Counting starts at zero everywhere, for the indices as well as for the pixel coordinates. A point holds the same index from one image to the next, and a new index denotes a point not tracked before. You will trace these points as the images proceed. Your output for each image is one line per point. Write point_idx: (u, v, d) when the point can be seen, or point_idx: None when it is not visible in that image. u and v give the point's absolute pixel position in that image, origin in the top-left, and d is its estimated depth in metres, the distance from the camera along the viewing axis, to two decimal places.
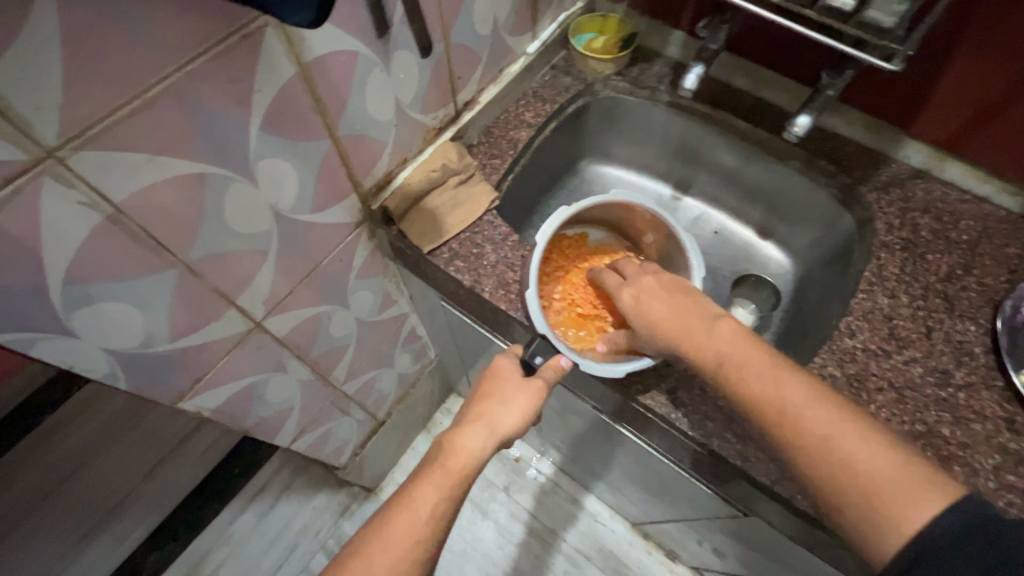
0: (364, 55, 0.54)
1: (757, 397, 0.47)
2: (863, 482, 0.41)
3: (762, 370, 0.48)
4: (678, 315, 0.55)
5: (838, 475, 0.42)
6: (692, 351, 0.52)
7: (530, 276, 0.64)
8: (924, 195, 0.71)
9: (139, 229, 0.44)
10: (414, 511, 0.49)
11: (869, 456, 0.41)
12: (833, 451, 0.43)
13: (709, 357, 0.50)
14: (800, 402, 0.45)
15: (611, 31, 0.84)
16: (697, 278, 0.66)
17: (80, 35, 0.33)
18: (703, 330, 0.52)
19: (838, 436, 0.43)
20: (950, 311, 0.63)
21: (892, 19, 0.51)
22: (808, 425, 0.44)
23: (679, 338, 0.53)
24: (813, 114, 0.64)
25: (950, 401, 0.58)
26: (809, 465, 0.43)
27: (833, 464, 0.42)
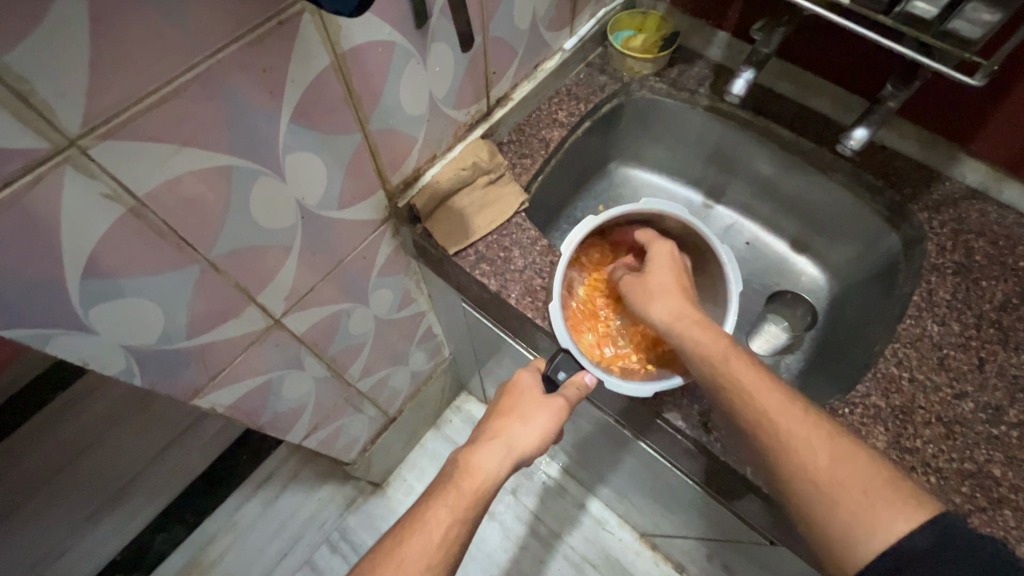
0: (401, 46, 0.51)
1: (762, 390, 0.49)
2: (855, 481, 0.43)
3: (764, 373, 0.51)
4: (690, 305, 0.57)
5: (832, 467, 0.44)
6: (698, 337, 0.54)
7: (556, 286, 0.61)
8: (980, 216, 0.67)
9: (161, 223, 0.42)
10: (426, 534, 0.48)
11: (862, 461, 0.44)
12: (830, 450, 0.45)
13: (721, 343, 0.53)
14: (801, 404, 0.48)
15: (651, 28, 0.81)
16: (734, 290, 0.62)
17: (112, 17, 0.31)
18: (711, 322, 0.56)
19: (835, 438, 0.46)
20: (1004, 343, 0.60)
21: (981, 31, 0.48)
22: (807, 423, 0.46)
23: (688, 322, 0.56)
24: (872, 128, 0.62)
25: (1002, 439, 0.55)
26: (802, 458, 0.45)
27: (829, 461, 0.44)
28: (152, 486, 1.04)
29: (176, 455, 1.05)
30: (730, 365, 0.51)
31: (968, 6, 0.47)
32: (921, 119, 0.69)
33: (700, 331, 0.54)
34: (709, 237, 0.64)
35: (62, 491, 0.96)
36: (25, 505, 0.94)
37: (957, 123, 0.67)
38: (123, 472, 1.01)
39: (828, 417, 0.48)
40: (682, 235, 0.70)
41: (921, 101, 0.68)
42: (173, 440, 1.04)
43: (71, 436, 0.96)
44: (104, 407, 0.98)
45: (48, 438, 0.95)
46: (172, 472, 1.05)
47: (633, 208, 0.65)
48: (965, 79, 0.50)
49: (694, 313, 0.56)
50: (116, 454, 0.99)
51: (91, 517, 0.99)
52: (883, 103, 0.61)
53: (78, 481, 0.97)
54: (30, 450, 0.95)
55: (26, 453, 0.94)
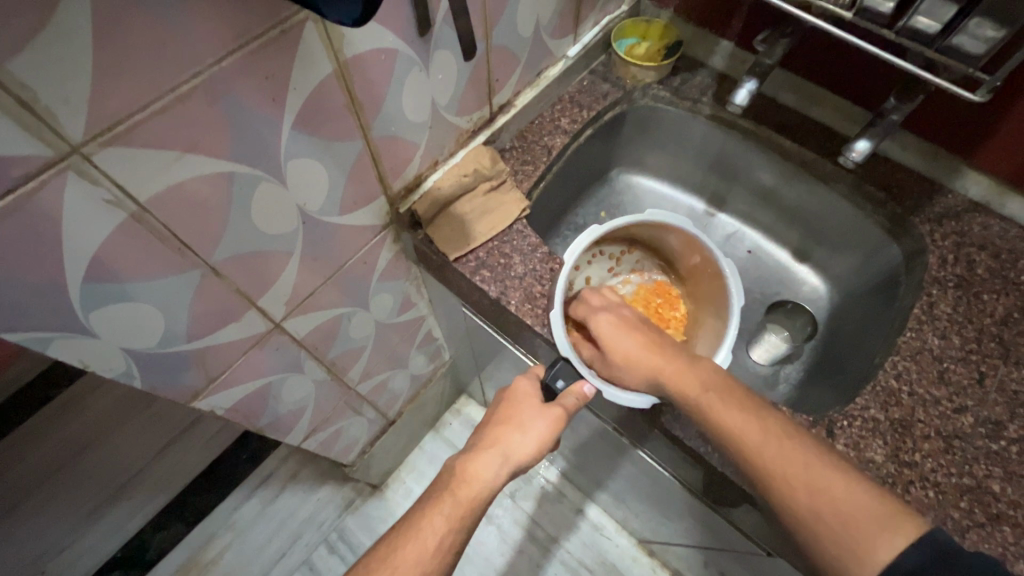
0: (404, 55, 0.51)
1: (738, 426, 0.49)
2: (839, 514, 0.43)
3: (741, 404, 0.50)
4: (657, 347, 0.57)
5: (815, 505, 0.44)
6: (672, 381, 0.54)
7: (559, 294, 0.61)
8: (981, 229, 0.67)
9: (162, 228, 0.42)
10: (421, 544, 0.48)
11: (843, 489, 0.44)
12: (810, 483, 0.45)
13: (693, 384, 0.52)
14: (778, 436, 0.47)
15: (655, 37, 0.81)
16: (736, 306, 0.63)
17: (115, 26, 0.31)
18: (682, 359, 0.55)
19: (814, 470, 0.45)
20: (1005, 357, 0.60)
21: (983, 47, 0.48)
22: (785, 457, 0.46)
23: (665, 369, 0.54)
24: (873, 140, 0.63)
25: (1001, 455, 0.54)
26: (786, 495, 0.45)
27: (811, 495, 0.44)
28: (154, 482, 1.03)
29: (176, 453, 1.03)
30: (706, 404, 0.51)
31: (971, 22, 0.47)
32: (924, 132, 0.69)
33: (678, 373, 0.54)
34: (714, 250, 0.64)
35: (61, 493, 0.93)
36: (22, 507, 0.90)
37: (960, 136, 0.67)
38: (125, 468, 0.98)
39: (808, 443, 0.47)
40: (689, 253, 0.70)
41: (924, 113, 0.68)
42: (175, 438, 1.01)
43: (67, 439, 0.91)
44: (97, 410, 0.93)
45: (38, 442, 0.90)
46: (173, 469, 1.04)
47: (633, 219, 0.64)
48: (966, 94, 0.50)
49: (666, 356, 0.56)
50: (116, 451, 0.95)
51: (92, 513, 0.97)
52: (885, 115, 0.61)
53: (79, 482, 0.94)
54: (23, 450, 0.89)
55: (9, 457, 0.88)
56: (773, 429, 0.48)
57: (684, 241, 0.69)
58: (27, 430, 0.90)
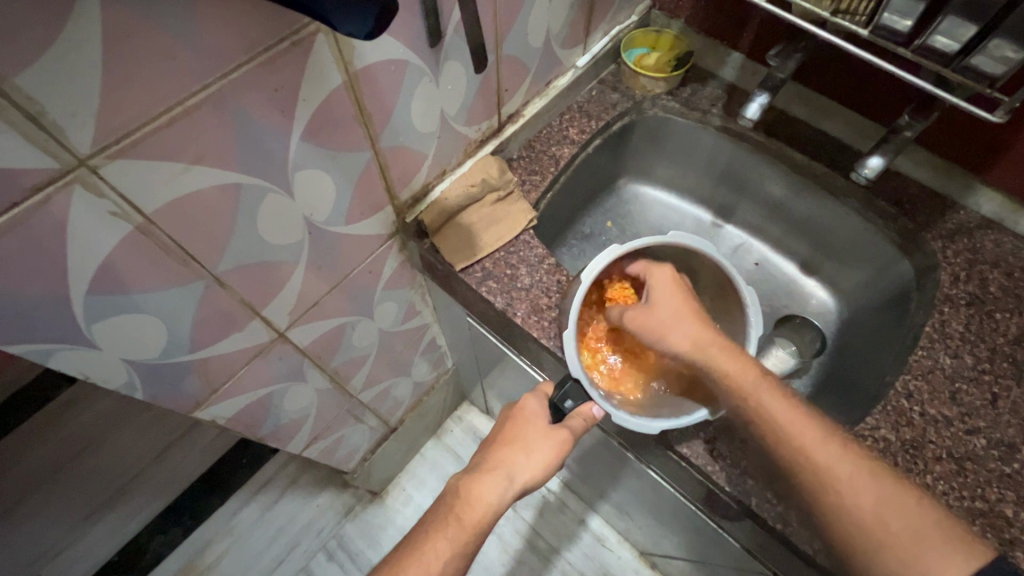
0: (413, 64, 0.51)
1: (799, 427, 0.47)
2: (902, 523, 0.43)
3: (798, 405, 0.49)
4: (704, 322, 0.56)
5: (879, 514, 0.43)
6: (718, 363, 0.53)
7: (571, 314, 0.59)
8: (994, 246, 0.66)
9: (168, 240, 0.42)
10: (423, 567, 0.47)
11: (906, 501, 0.44)
12: (873, 491, 0.44)
13: (747, 375, 0.51)
14: (840, 441, 0.47)
15: (665, 47, 0.81)
16: (754, 336, 0.61)
17: (122, 40, 0.31)
18: (732, 349, 0.54)
19: (878, 479, 0.45)
20: (1019, 378, 0.59)
21: (1002, 68, 0.47)
22: (849, 465, 0.45)
23: (712, 349, 0.54)
24: (886, 156, 0.62)
25: (1015, 478, 0.54)
26: (851, 501, 0.44)
27: (876, 505, 0.44)
28: (151, 489, 1.03)
29: (171, 461, 1.04)
30: (761, 402, 0.50)
31: (990, 43, 0.46)
32: (936, 147, 0.68)
33: (725, 358, 0.53)
34: (732, 273, 0.63)
35: (68, 486, 0.96)
36: (35, 493, 0.95)
37: (972, 153, 0.66)
38: (118, 474, 1.00)
39: (867, 452, 0.46)
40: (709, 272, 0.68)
41: (936, 129, 0.67)
42: (172, 442, 1.04)
43: (68, 437, 0.96)
44: (94, 412, 0.99)
45: (54, 436, 0.96)
46: (169, 474, 1.04)
47: (650, 241, 0.62)
48: (985, 114, 0.50)
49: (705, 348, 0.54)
50: (118, 452, 0.99)
51: (92, 514, 0.98)
52: (898, 132, 0.61)
53: (96, 476, 0.98)
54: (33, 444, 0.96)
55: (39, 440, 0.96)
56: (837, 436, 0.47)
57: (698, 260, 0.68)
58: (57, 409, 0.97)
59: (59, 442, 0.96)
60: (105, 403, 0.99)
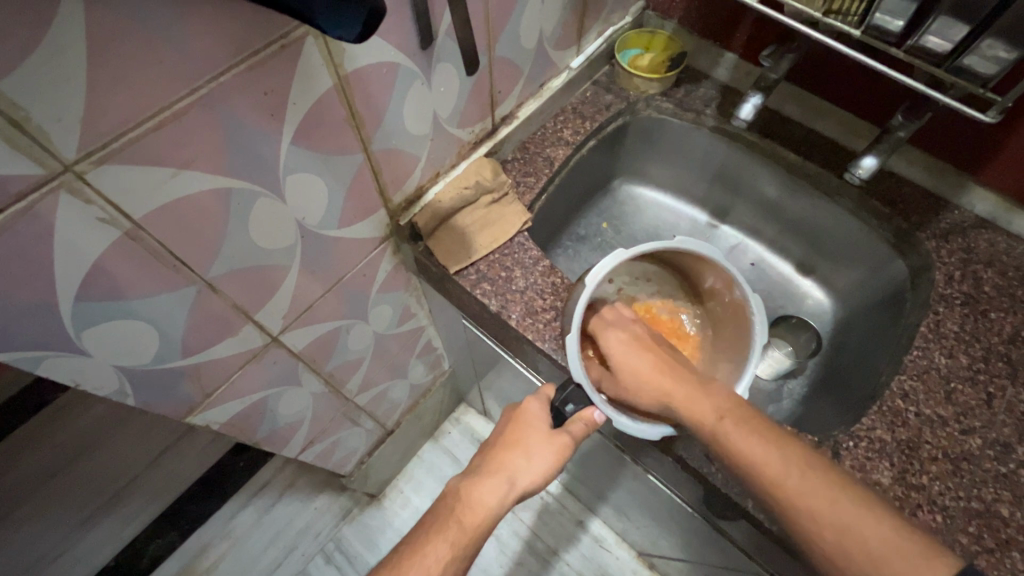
0: (404, 67, 0.51)
1: (757, 457, 0.48)
2: (866, 546, 0.42)
3: (756, 433, 0.49)
4: (667, 371, 0.58)
5: (840, 540, 0.43)
6: (682, 408, 0.54)
7: (575, 318, 0.58)
8: (988, 245, 0.66)
9: (158, 245, 0.41)
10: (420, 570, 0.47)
11: (870, 523, 0.43)
12: (833, 515, 0.44)
13: (708, 413, 0.52)
14: (797, 466, 0.46)
15: (658, 48, 0.81)
16: (757, 343, 0.61)
17: (107, 44, 0.31)
18: (700, 390, 0.55)
19: (839, 499, 0.44)
20: (1013, 378, 0.59)
21: (995, 67, 0.47)
22: (807, 488, 0.45)
23: (675, 393, 0.55)
24: (880, 157, 0.62)
25: (1010, 478, 0.54)
26: (811, 525, 0.45)
27: (833, 526, 0.44)
28: (149, 492, 1.02)
29: (169, 463, 1.03)
30: (725, 431, 0.50)
31: (983, 43, 0.46)
32: (930, 148, 0.68)
33: (693, 399, 0.54)
34: (738, 277, 0.62)
35: (65, 490, 0.95)
36: (29, 499, 0.92)
37: (966, 152, 0.66)
38: (117, 476, 0.99)
39: (829, 473, 0.46)
40: (715, 280, 0.68)
41: (929, 129, 0.67)
42: (170, 444, 1.02)
43: (59, 445, 0.94)
44: (77, 424, 0.95)
45: (40, 443, 0.93)
46: (167, 477, 1.03)
47: (659, 245, 0.61)
48: (977, 114, 0.50)
49: (674, 391, 0.55)
50: (113, 455, 0.98)
51: (89, 518, 0.97)
52: (892, 132, 0.61)
53: (90, 479, 0.96)
54: (27, 451, 0.93)
55: (35, 448, 0.93)
56: (792, 461, 0.47)
57: (702, 264, 0.68)
58: (35, 425, 0.93)
59: (49, 448, 0.93)
60: (93, 412, 0.96)
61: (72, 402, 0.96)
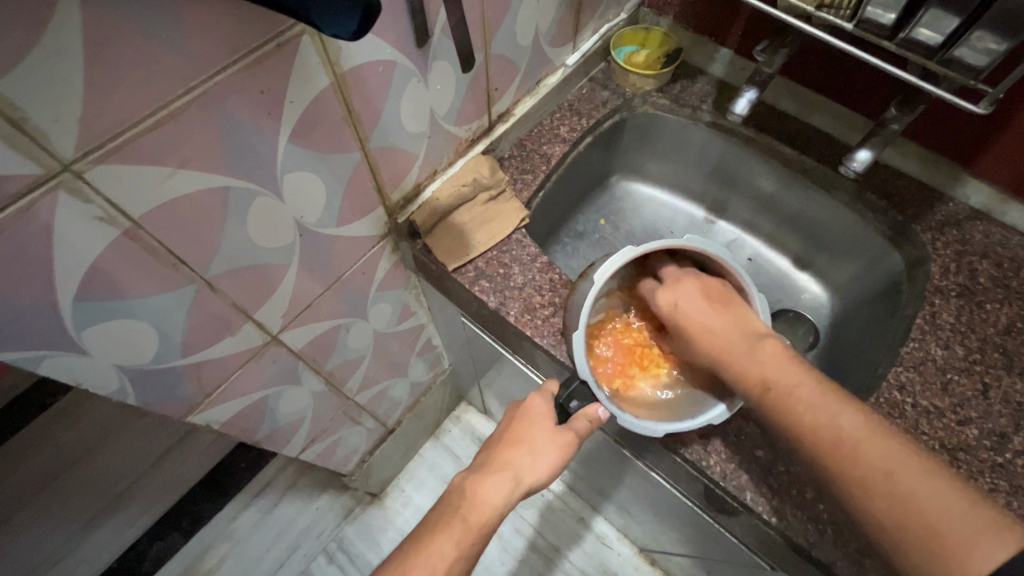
0: (401, 65, 0.51)
1: (812, 419, 0.45)
2: (928, 513, 0.39)
3: (813, 394, 0.46)
4: (721, 327, 0.55)
5: (898, 506, 0.40)
6: (735, 371, 0.51)
7: (581, 320, 0.58)
8: (983, 237, 0.67)
9: (157, 244, 0.41)
10: (421, 564, 0.47)
11: (933, 490, 0.39)
12: (892, 479, 0.40)
13: (757, 380, 0.49)
14: (856, 428, 0.43)
15: (654, 44, 0.80)
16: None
17: (103, 45, 0.31)
18: (756, 343, 0.52)
19: (897, 470, 0.41)
20: (1009, 368, 0.59)
21: (985, 59, 0.47)
22: (861, 457, 0.42)
23: (729, 349, 0.53)
24: (873, 150, 0.63)
25: (1007, 468, 0.54)
26: (866, 492, 0.41)
27: (894, 500, 0.40)
28: (151, 493, 1.02)
29: (170, 466, 1.02)
30: (773, 400, 0.48)
31: (973, 34, 0.46)
32: (926, 140, 0.69)
33: (749, 354, 0.51)
34: (744, 278, 0.60)
35: (67, 494, 0.93)
36: (28, 504, 0.89)
37: (960, 144, 0.66)
38: (117, 480, 0.97)
39: (892, 436, 0.42)
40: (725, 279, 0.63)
41: (924, 122, 0.68)
42: (173, 445, 1.01)
43: (63, 447, 0.91)
44: (79, 427, 0.92)
45: (41, 446, 0.90)
46: (169, 478, 1.03)
47: (665, 244, 0.60)
48: (970, 106, 0.50)
49: (729, 343, 0.53)
50: (113, 459, 0.95)
51: (91, 520, 0.96)
52: (886, 124, 0.61)
53: (91, 482, 0.94)
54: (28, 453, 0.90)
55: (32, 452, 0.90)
56: (850, 422, 0.43)
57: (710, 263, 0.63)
58: (32, 432, 0.90)
59: (50, 450, 0.90)
60: (96, 414, 0.93)
61: (75, 403, 0.93)
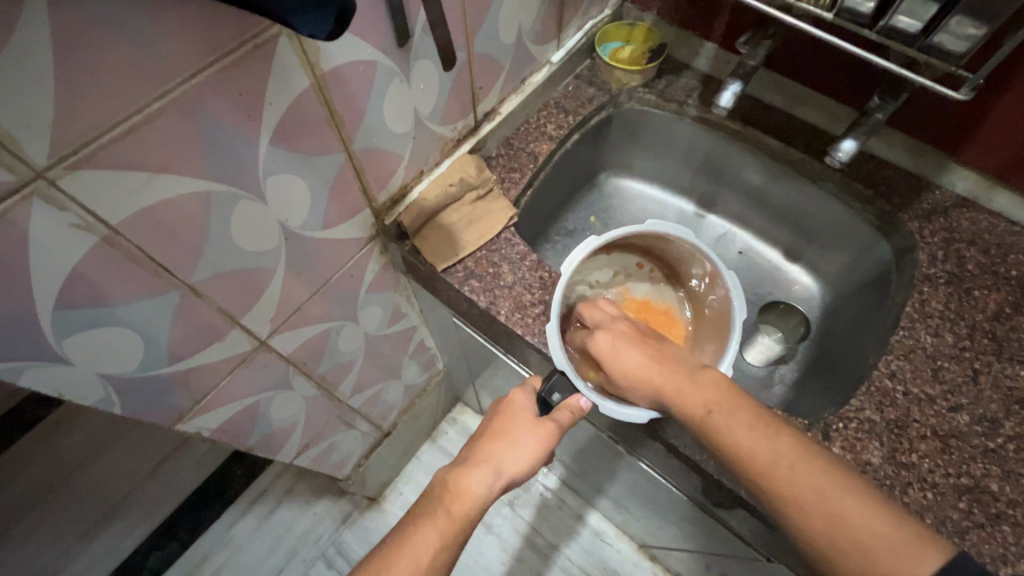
0: (383, 64, 0.50)
1: (754, 443, 0.46)
2: (859, 533, 0.41)
3: (752, 418, 0.47)
4: (658, 362, 0.54)
5: (832, 528, 0.42)
6: (674, 400, 0.51)
7: (553, 310, 0.59)
8: (970, 225, 0.67)
9: (138, 250, 0.41)
10: (411, 558, 0.47)
11: (866, 513, 0.42)
12: (827, 501, 0.43)
13: (697, 406, 0.49)
14: (794, 453, 0.45)
15: (639, 40, 0.81)
16: (738, 320, 0.61)
17: (73, 48, 0.30)
18: (693, 377, 0.52)
19: (831, 492, 0.43)
20: (999, 354, 0.59)
21: (965, 44, 0.48)
22: (799, 481, 0.44)
23: (670, 385, 0.52)
24: (859, 139, 0.63)
25: (999, 453, 0.54)
26: (801, 514, 0.43)
27: (829, 522, 0.42)
28: (147, 503, 1.03)
29: (166, 475, 1.04)
30: (715, 424, 0.48)
31: (952, 20, 0.47)
32: (911, 130, 0.69)
33: (691, 386, 0.51)
34: (716, 262, 0.63)
35: (61, 507, 0.97)
36: (26, 516, 0.95)
37: (946, 132, 0.67)
38: (112, 491, 1.01)
39: (827, 458, 0.45)
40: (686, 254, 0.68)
41: (908, 111, 0.68)
42: (165, 457, 1.04)
43: (60, 458, 0.98)
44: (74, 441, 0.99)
45: (41, 457, 0.97)
46: (166, 489, 1.04)
47: (629, 229, 0.61)
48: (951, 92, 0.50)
49: (671, 376, 0.53)
50: (109, 472, 1.00)
51: (87, 532, 0.99)
52: (870, 115, 0.61)
53: (84, 494, 0.99)
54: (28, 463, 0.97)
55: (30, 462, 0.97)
56: (789, 446, 0.45)
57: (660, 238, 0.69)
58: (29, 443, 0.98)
59: (48, 462, 0.98)
60: (90, 427, 1.00)
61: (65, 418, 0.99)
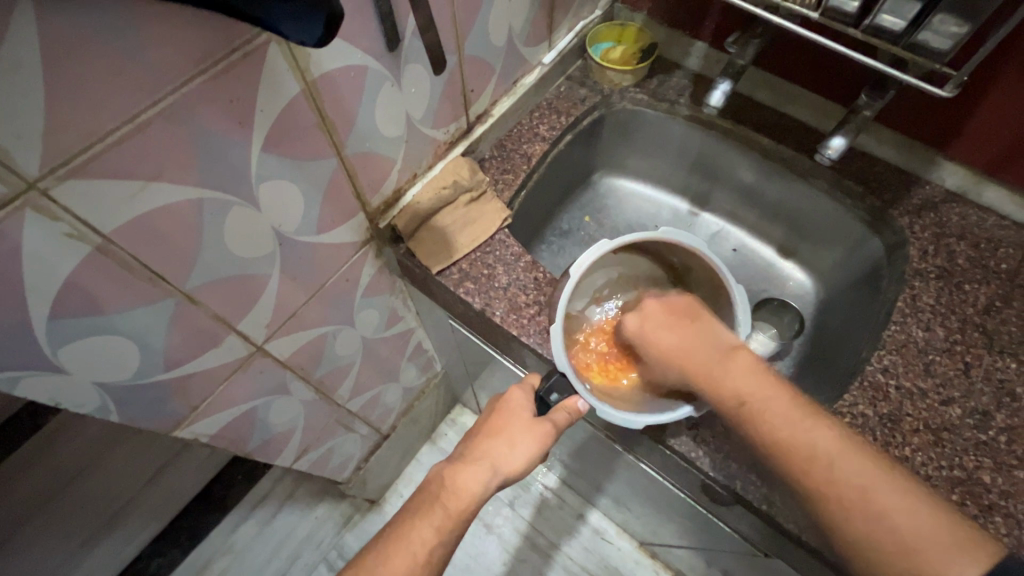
0: (373, 69, 0.51)
1: (794, 434, 0.46)
2: (901, 527, 0.42)
3: (791, 408, 0.48)
4: (693, 340, 0.55)
5: (873, 523, 0.42)
6: (709, 387, 0.52)
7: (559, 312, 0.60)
8: (959, 219, 0.67)
9: (131, 259, 0.41)
10: (408, 553, 0.48)
11: (907, 508, 0.42)
12: (869, 495, 0.43)
13: (731, 396, 0.50)
14: (835, 445, 0.45)
15: (629, 40, 0.81)
16: (742, 333, 0.61)
17: (62, 59, 0.31)
18: (728, 359, 0.52)
19: (873, 486, 0.43)
20: (989, 347, 0.60)
21: (949, 42, 0.48)
22: (841, 475, 0.44)
23: (703, 366, 0.53)
24: (848, 136, 0.63)
25: (990, 445, 0.55)
26: (841, 508, 0.43)
27: (871, 517, 0.43)
28: (149, 509, 1.02)
29: (166, 482, 1.02)
30: (752, 414, 0.48)
31: (936, 17, 0.47)
32: (901, 126, 0.69)
33: (726, 368, 0.51)
34: (722, 270, 0.63)
35: (58, 518, 0.93)
36: (19, 531, 0.90)
37: (934, 128, 0.67)
38: (111, 500, 0.98)
39: (866, 451, 0.45)
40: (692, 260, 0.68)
41: (897, 107, 0.68)
42: (165, 464, 1.02)
43: (55, 468, 0.93)
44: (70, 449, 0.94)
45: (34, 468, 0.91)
46: (167, 496, 1.03)
47: (641, 235, 0.62)
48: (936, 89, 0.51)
49: (704, 355, 0.53)
50: (109, 479, 0.97)
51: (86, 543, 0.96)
52: (859, 112, 0.62)
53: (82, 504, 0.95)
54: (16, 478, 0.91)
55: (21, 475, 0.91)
56: (830, 439, 0.45)
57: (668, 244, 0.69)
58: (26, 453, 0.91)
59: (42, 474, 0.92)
60: (87, 434, 0.95)
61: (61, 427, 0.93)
